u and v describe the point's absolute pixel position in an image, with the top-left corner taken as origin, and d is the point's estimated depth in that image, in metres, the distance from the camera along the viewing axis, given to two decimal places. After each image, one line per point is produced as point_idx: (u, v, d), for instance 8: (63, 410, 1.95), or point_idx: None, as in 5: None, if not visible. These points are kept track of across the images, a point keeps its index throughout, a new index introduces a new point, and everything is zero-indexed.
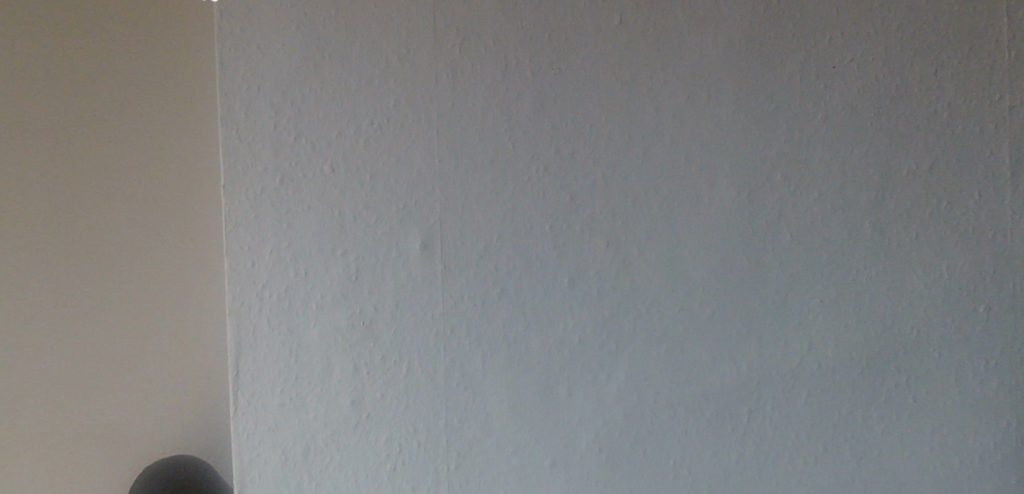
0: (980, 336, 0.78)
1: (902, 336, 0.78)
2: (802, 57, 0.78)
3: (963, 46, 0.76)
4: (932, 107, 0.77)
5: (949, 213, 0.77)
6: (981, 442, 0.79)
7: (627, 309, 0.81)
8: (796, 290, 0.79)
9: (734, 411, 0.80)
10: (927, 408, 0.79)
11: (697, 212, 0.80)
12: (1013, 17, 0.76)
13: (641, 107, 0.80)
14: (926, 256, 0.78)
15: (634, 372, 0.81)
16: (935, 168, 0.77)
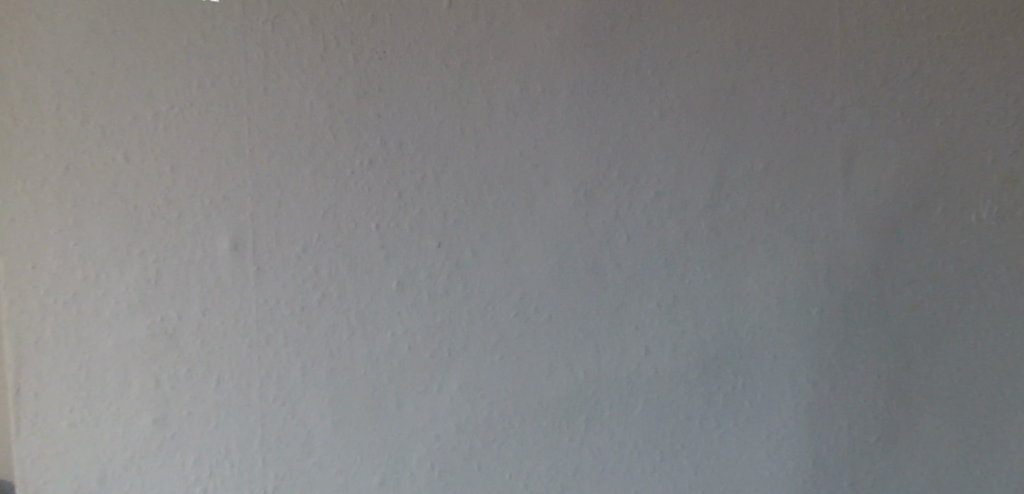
0: (813, 337, 0.76)
1: (737, 338, 0.76)
2: (637, 50, 0.74)
3: (800, 46, 0.74)
4: (770, 107, 0.74)
5: (785, 215, 0.75)
6: (814, 445, 0.78)
7: (459, 315, 0.75)
8: (633, 294, 0.76)
9: (572, 420, 0.77)
10: (761, 411, 0.77)
11: (532, 211, 0.75)
12: (846, 15, 0.73)
13: (474, 98, 0.74)
14: (761, 259, 0.76)
15: (466, 380, 0.76)
16: (770, 170, 0.75)
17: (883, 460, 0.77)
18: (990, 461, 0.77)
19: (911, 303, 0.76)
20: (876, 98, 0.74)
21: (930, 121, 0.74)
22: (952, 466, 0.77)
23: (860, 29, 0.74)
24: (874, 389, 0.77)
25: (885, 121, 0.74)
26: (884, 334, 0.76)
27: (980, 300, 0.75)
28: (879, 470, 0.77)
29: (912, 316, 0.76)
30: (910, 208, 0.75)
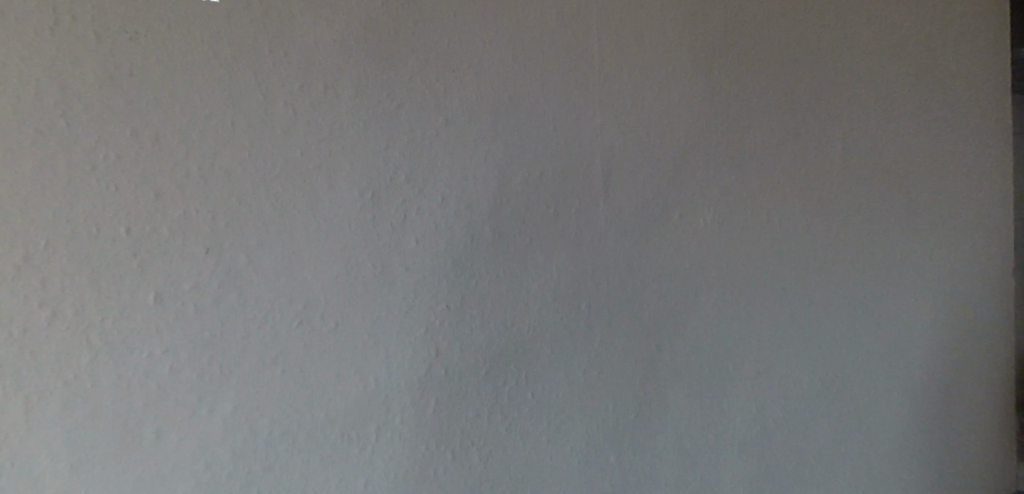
0: (583, 329, 0.82)
1: (520, 335, 0.78)
2: (421, 57, 0.73)
3: (564, 63, 0.81)
4: (542, 119, 0.79)
5: (558, 221, 0.80)
6: (586, 427, 0.83)
7: (234, 328, 0.66)
8: (422, 297, 0.73)
9: (362, 431, 0.71)
10: (542, 401, 0.80)
11: (316, 213, 0.69)
12: (599, 46, 0.83)
13: (248, 90, 0.66)
14: (538, 257, 0.79)
15: (241, 403, 0.67)
16: (545, 178, 0.79)
17: (639, 434, 0.87)
18: (709, 419, 0.92)
19: (657, 294, 0.87)
20: (624, 119, 0.84)
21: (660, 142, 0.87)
22: (686, 428, 0.90)
23: (609, 56, 0.84)
24: (629, 371, 0.85)
25: (629, 132, 0.85)
26: (638, 322, 0.86)
27: (694, 292, 0.90)
28: (635, 442, 0.86)
29: (658, 305, 0.87)
30: (648, 214, 0.86)
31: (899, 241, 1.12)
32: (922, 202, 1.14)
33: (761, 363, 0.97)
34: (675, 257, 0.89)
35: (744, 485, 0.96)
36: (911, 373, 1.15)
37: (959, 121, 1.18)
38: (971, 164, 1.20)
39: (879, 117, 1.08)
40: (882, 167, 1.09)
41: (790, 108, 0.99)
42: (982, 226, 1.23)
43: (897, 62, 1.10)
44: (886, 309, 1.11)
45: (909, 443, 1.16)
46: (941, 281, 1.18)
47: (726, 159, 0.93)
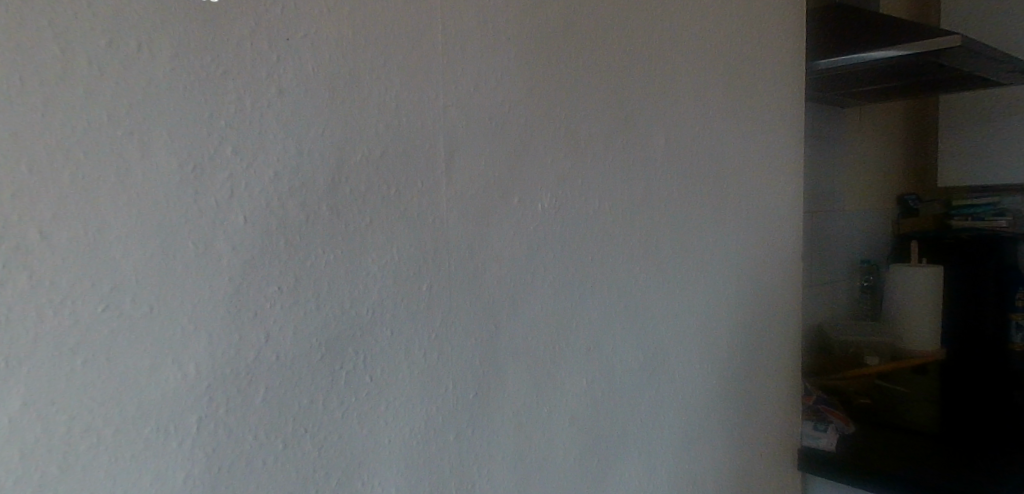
0: (422, 311, 0.81)
1: (358, 318, 0.75)
2: (252, 21, 0.67)
3: (406, 40, 0.79)
4: (381, 97, 0.77)
5: (398, 201, 0.78)
6: (425, 409, 0.81)
7: (23, 311, 0.56)
8: (252, 277, 0.67)
9: (181, 423, 0.64)
10: (381, 384, 0.77)
11: (126, 182, 0.60)
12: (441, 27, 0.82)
13: (43, 40, 0.56)
14: (378, 238, 0.76)
15: (32, 400, 0.56)
16: (385, 157, 0.77)
17: (477, 412, 0.87)
18: (543, 394, 0.95)
19: (497, 275, 0.89)
20: (465, 104, 0.84)
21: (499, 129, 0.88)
22: (521, 405, 0.92)
23: (451, 39, 0.83)
24: (467, 352, 0.86)
25: (470, 114, 0.85)
26: (477, 302, 0.86)
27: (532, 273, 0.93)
28: (473, 421, 0.87)
29: (498, 286, 0.89)
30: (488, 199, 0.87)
31: (712, 227, 1.23)
32: (729, 191, 1.26)
33: (592, 340, 1.02)
34: (514, 240, 0.90)
35: (576, 457, 1.00)
36: (719, 347, 1.26)
37: (759, 120, 1.32)
38: (766, 160, 1.34)
39: (698, 114, 1.17)
40: (699, 161, 1.18)
41: (621, 101, 1.04)
42: (776, 214, 1.38)
43: (713, 63, 1.20)
44: (700, 290, 1.21)
45: (717, 411, 1.27)
46: (744, 263, 1.30)
47: (562, 147, 0.96)
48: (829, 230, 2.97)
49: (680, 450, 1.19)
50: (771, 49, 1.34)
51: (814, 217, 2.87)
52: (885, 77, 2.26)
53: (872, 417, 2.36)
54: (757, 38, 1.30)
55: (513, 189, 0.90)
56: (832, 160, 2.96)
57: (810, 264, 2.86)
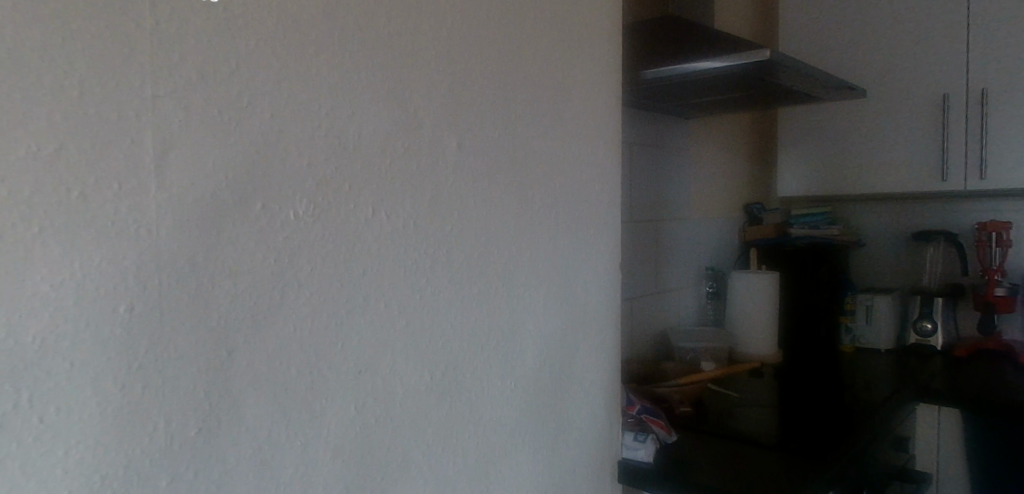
0: (121, 337, 0.71)
1: (21, 348, 0.65)
2: None
3: (98, 33, 0.69)
4: (57, 90, 0.67)
5: (84, 211, 0.68)
6: (124, 450, 0.72)
7: None
8: None
9: None
10: (58, 423, 0.68)
11: None
12: (153, 13, 0.72)
13: None
14: (52, 256, 0.67)
15: None
16: (62, 160, 0.67)
17: (206, 443, 0.78)
18: (304, 423, 0.87)
19: (228, 295, 0.79)
20: (184, 100, 0.75)
21: (234, 130, 0.79)
22: (268, 438, 0.83)
23: (165, 25, 0.73)
24: (188, 382, 0.76)
25: (191, 115, 0.75)
26: (200, 327, 0.77)
27: (282, 287, 0.84)
28: (197, 461, 0.77)
29: (232, 306, 0.79)
30: (219, 207, 0.77)
31: (516, 234, 1.19)
32: (536, 195, 1.23)
33: (368, 360, 0.94)
34: (259, 249, 0.82)
35: (346, 489, 0.92)
36: (526, 361, 1.23)
37: (569, 127, 1.30)
38: (574, 167, 1.33)
39: (494, 120, 1.13)
40: (497, 167, 1.14)
41: (399, 106, 0.97)
42: (588, 222, 1.37)
43: (510, 67, 1.16)
44: (501, 299, 1.16)
45: (524, 427, 1.23)
46: (552, 269, 1.29)
47: (324, 153, 0.87)
48: (666, 241, 3.38)
49: (481, 476, 1.14)
50: (579, 60, 1.33)
51: (654, 229, 3.29)
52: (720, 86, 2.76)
53: (692, 425, 2.48)
54: (563, 45, 1.28)
55: (254, 195, 0.81)
56: (654, 170, 3.28)
57: (644, 275, 3.23)
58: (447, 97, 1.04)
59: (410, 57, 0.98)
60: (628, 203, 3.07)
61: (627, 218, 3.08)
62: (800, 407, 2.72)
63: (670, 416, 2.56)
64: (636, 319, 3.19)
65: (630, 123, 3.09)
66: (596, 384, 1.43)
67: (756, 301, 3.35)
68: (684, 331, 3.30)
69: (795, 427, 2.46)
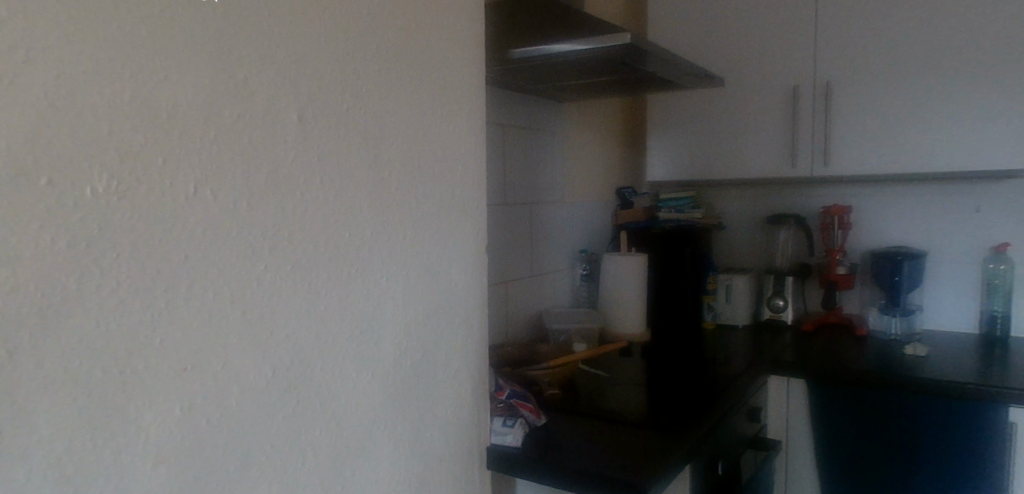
0: None
1: None
2: None
3: None
4: None
5: None
6: None
7: None
8: None
9: None
10: None
11: None
12: None
13: None
14: None
15: None
16: None
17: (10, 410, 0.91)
18: (59, 391, 0.96)
19: None
20: None
21: None
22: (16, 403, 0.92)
23: None
24: None
25: None
26: None
27: (25, 266, 0.93)
28: None
29: None
30: None
31: (306, 215, 1.29)
32: (330, 179, 1.34)
33: (131, 335, 1.03)
34: (37, 253, 0.94)
35: (109, 451, 1.02)
36: (333, 344, 1.36)
37: (375, 135, 1.44)
38: (372, 150, 1.44)
39: (291, 130, 1.26)
40: (294, 175, 1.27)
41: (183, 123, 1.09)
42: (398, 219, 1.52)
43: (308, 83, 1.29)
44: (301, 291, 1.29)
45: (331, 404, 1.36)
46: (350, 249, 1.39)
47: (71, 140, 0.96)
48: (540, 223, 3.41)
49: (277, 443, 1.25)
50: (375, 48, 1.44)
51: (529, 210, 3.31)
52: (579, 71, 2.89)
53: (559, 407, 2.55)
54: (353, 32, 1.39)
55: (45, 205, 0.94)
56: (531, 153, 3.31)
57: (521, 256, 3.28)
58: (214, 86, 1.13)
59: (166, 51, 1.07)
60: (500, 184, 3.08)
61: (499, 199, 3.09)
62: (665, 383, 2.84)
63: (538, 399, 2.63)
64: (513, 303, 3.24)
65: (503, 105, 3.10)
66: (414, 364, 1.58)
67: (626, 284, 3.45)
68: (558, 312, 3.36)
69: (659, 405, 2.53)
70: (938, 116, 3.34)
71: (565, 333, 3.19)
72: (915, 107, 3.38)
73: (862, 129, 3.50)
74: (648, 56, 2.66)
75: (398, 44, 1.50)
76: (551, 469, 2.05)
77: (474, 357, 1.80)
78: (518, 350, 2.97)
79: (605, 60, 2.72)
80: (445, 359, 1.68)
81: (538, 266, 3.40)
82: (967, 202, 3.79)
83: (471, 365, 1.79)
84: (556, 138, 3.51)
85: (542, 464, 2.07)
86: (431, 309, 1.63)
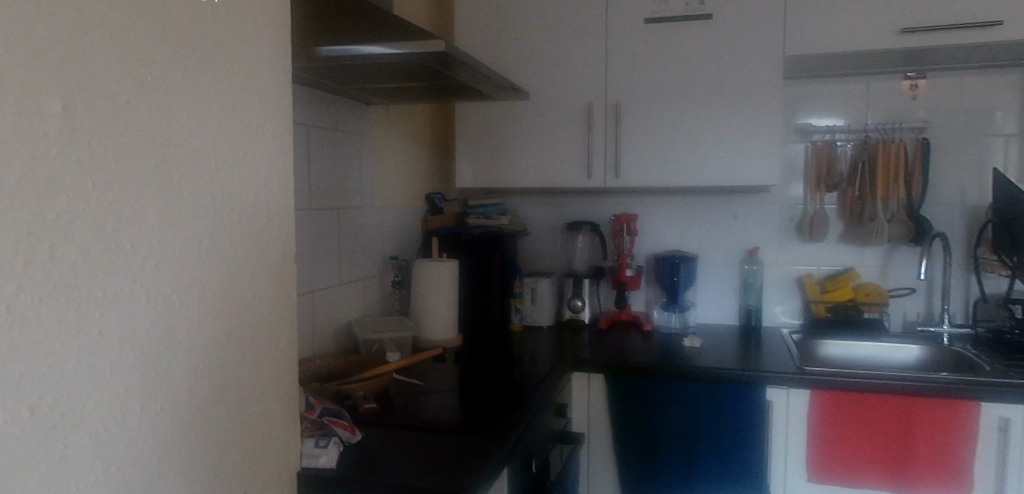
0: None
1: None
2: None
3: None
4: None
5: None
6: None
7: None
8: None
9: None
10: None
11: None
12: None
13: None
14: None
15: None
16: None
17: None
18: None
19: None
20: None
21: None
22: None
23: None
24: None
25: None
26: None
27: None
28: None
29: None
30: None
31: (77, 209, 1.21)
32: (107, 170, 1.26)
33: None
34: None
35: None
36: (93, 356, 1.25)
37: (145, 136, 1.35)
38: (156, 142, 1.37)
39: (54, 114, 1.17)
40: (38, 171, 1.15)
41: None
42: (182, 219, 1.44)
43: (66, 64, 1.19)
44: (38, 309, 1.15)
45: (89, 421, 1.25)
46: (129, 245, 1.32)
47: None
48: (349, 228, 3.32)
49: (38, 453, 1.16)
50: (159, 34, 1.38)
51: (338, 216, 3.22)
52: (384, 74, 2.88)
53: (377, 419, 2.51)
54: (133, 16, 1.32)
55: None
56: (340, 155, 3.23)
57: (329, 263, 3.17)
58: None
59: None
60: (306, 190, 2.97)
61: (305, 205, 2.97)
62: (481, 388, 2.91)
63: (353, 414, 2.54)
64: (323, 311, 3.13)
65: (308, 107, 2.99)
66: (207, 370, 1.51)
67: (436, 290, 3.45)
68: (370, 321, 3.31)
69: (475, 409, 2.63)
70: (707, 135, 3.81)
71: (377, 343, 3.14)
72: (689, 126, 3.82)
73: (648, 146, 3.89)
74: (460, 64, 2.71)
75: (175, 36, 1.41)
76: (369, 484, 2.02)
77: (275, 362, 1.74)
78: (330, 362, 2.90)
79: (413, 65, 2.72)
80: (245, 363, 1.63)
81: (347, 273, 3.30)
82: (727, 213, 4.38)
83: (271, 373, 1.73)
84: (365, 142, 3.44)
85: (357, 481, 2.03)
86: (224, 318, 1.56)
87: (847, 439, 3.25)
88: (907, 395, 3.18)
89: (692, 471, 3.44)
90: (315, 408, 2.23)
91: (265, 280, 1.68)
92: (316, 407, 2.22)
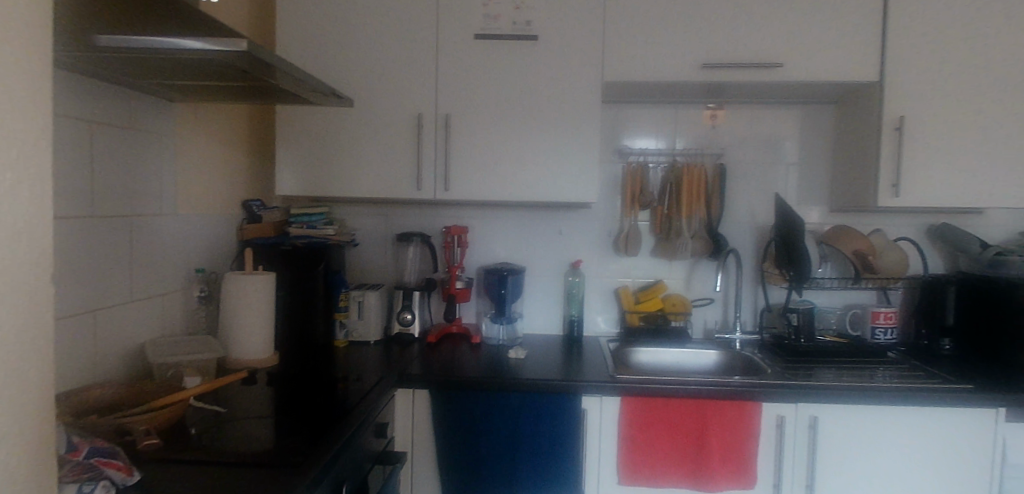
0: None
1: None
2: None
3: None
4: None
5: None
6: None
7: None
8: None
9: None
10: None
11: None
12: None
13: None
14: None
15: None
16: None
17: None
18: None
19: None
20: None
21: None
22: None
23: None
24: None
25: None
26: None
27: None
28: None
29: None
30: None
31: None
32: None
33: None
34: None
35: None
36: None
37: None
38: None
39: None
40: None
41: None
42: None
43: None
44: None
45: None
46: None
47: None
48: (147, 238, 3.01)
49: None
50: None
51: (132, 225, 2.91)
52: (183, 72, 2.64)
53: (163, 453, 2.30)
54: None
55: None
56: (138, 156, 2.95)
57: (122, 279, 2.86)
58: None
59: None
60: (89, 197, 2.67)
61: (86, 212, 2.66)
62: (296, 411, 2.78)
63: (131, 451, 2.30)
64: (114, 333, 2.83)
65: (90, 103, 2.68)
66: None
67: (249, 308, 3.23)
68: (168, 343, 3.01)
69: (281, 436, 2.48)
70: (531, 153, 3.92)
71: (173, 366, 2.88)
72: (514, 143, 3.92)
73: (475, 161, 3.94)
74: (274, 69, 2.58)
75: None
76: None
77: (29, 400, 1.54)
78: (113, 391, 2.60)
79: (223, 66, 2.56)
80: None
81: (143, 289, 2.99)
82: (552, 227, 4.55)
83: (22, 407, 1.53)
84: (168, 143, 3.14)
85: None
86: None
87: (654, 441, 3.48)
88: (704, 399, 3.46)
89: (512, 483, 3.51)
90: (82, 448, 2.01)
91: (6, 304, 1.49)
92: (81, 447, 2.01)
